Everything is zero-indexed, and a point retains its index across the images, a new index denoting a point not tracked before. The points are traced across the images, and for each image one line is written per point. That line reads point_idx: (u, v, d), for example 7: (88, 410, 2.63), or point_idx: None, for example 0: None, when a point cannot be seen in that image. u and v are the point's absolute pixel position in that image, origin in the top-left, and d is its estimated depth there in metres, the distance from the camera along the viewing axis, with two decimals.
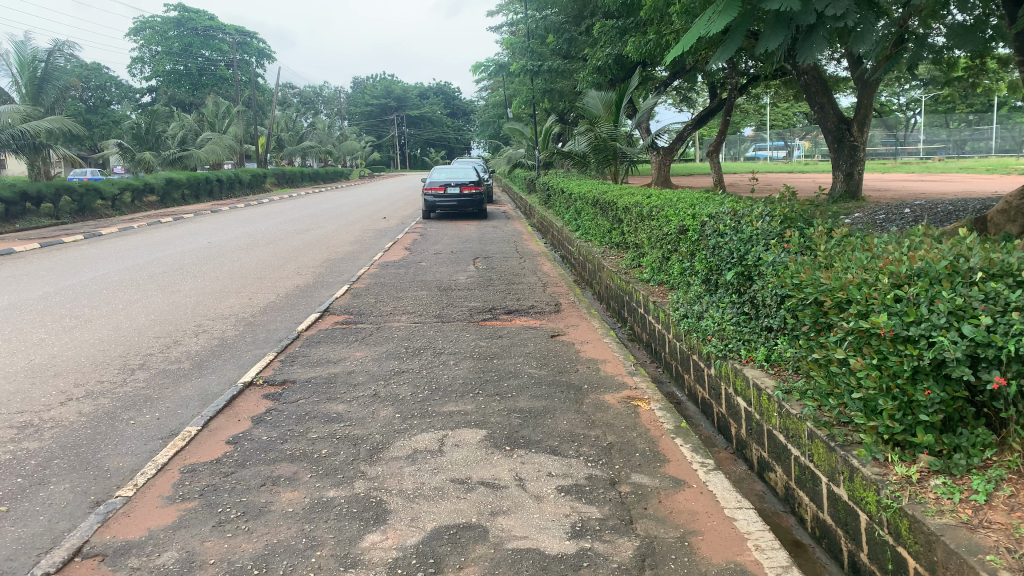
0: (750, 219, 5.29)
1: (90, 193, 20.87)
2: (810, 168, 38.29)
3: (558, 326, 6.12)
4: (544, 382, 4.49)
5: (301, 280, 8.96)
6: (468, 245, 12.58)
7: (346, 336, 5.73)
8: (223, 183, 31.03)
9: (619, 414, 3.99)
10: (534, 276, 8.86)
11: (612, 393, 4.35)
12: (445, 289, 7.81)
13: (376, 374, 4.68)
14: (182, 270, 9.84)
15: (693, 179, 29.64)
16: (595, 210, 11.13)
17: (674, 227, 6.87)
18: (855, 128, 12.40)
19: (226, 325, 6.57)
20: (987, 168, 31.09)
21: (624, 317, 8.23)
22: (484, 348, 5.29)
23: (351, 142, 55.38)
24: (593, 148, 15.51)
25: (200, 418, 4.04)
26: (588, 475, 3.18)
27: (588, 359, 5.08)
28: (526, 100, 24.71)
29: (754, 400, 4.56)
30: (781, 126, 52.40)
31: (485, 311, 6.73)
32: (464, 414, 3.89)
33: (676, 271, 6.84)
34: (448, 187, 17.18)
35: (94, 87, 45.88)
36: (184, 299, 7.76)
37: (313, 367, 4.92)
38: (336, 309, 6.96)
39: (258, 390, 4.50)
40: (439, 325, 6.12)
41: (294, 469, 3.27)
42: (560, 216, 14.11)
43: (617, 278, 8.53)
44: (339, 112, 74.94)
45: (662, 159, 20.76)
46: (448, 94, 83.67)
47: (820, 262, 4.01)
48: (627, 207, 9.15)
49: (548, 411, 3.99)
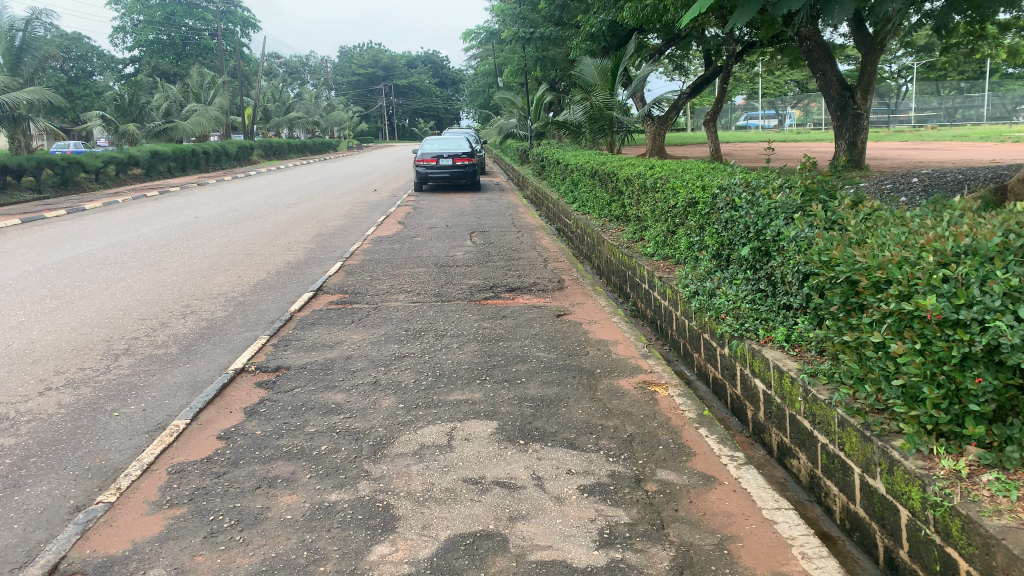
0: (767, 191, 5.02)
1: (73, 166, 20.37)
2: (802, 137, 37.93)
3: (563, 305, 5.86)
4: (553, 367, 4.24)
5: (293, 257, 8.64)
6: (462, 219, 12.28)
7: (342, 318, 5.45)
8: (209, 155, 30.48)
9: (637, 401, 3.75)
10: (533, 250, 8.60)
11: (626, 377, 4.11)
12: (442, 266, 7.53)
13: (375, 359, 4.42)
14: (167, 246, 9.50)
15: (686, 149, 29.25)
16: (593, 181, 10.83)
17: (681, 199, 6.59)
18: (859, 95, 12.07)
19: (215, 305, 6.28)
20: (980, 135, 30.90)
21: (626, 293, 7.99)
22: (487, 330, 5.03)
23: (339, 113, 54.63)
24: (589, 118, 15.21)
25: (189, 410, 3.78)
26: (611, 473, 2.94)
27: (596, 340, 4.82)
28: (518, 69, 24.21)
29: (774, 383, 4.32)
30: (773, 95, 51.84)
31: (485, 288, 6.47)
32: (472, 404, 3.64)
33: (684, 246, 6.59)
34: (440, 158, 16.85)
35: (75, 57, 44.98)
36: (171, 277, 7.45)
37: (307, 352, 4.65)
38: (329, 288, 6.67)
39: (251, 378, 4.24)
40: (438, 304, 5.85)
41: (292, 468, 3.01)
42: (556, 187, 13.80)
43: (618, 252, 8.27)
44: (326, 82, 73.93)
45: (656, 128, 20.40)
46: (435, 63, 82.48)
47: (851, 239, 3.74)
48: (629, 178, 8.86)
49: (560, 398, 3.74)
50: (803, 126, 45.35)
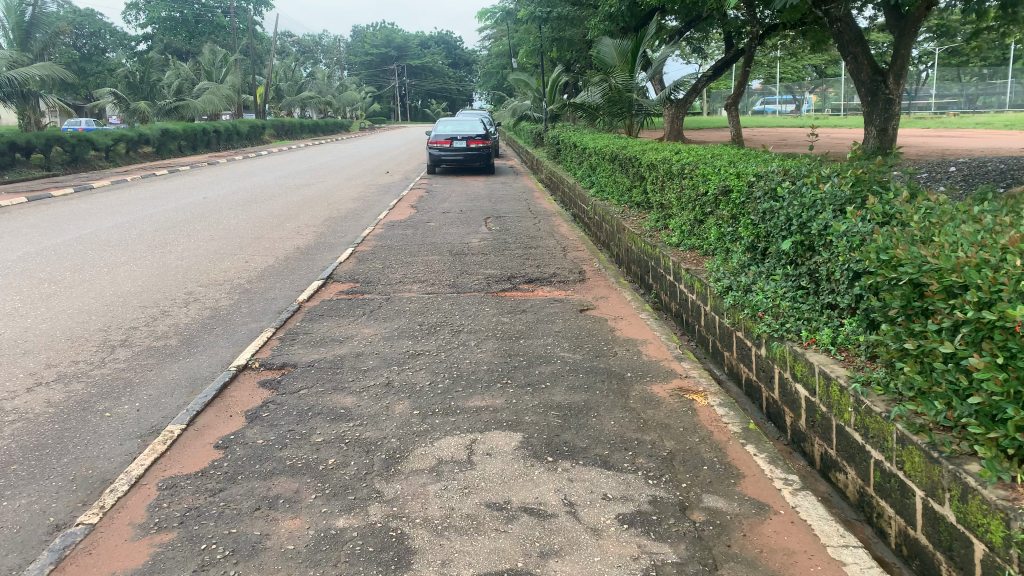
0: (812, 180, 4.66)
1: (82, 144, 20.11)
2: (819, 123, 37.19)
3: (586, 298, 5.53)
4: (580, 369, 3.91)
5: (303, 241, 8.33)
6: (478, 203, 11.93)
7: (353, 310, 5.13)
8: (220, 134, 30.18)
9: (675, 411, 3.42)
10: (551, 238, 8.27)
11: (660, 383, 3.78)
12: (457, 254, 7.20)
13: (387, 357, 4.10)
14: (173, 228, 9.21)
15: (703, 133, 28.72)
16: (613, 166, 10.46)
17: (712, 186, 6.23)
18: (891, 79, 11.60)
19: (219, 293, 5.98)
20: (1004, 123, 30.20)
21: (649, 284, 7.65)
22: (506, 326, 4.70)
23: (352, 93, 54.18)
24: (608, 100, 14.70)
25: (186, 413, 3.47)
26: (652, 499, 2.62)
27: (625, 339, 4.49)
28: (533, 50, 23.72)
29: (819, 391, 3.99)
30: (790, 80, 50.96)
31: (503, 279, 6.14)
32: (494, 412, 3.32)
33: (714, 236, 6.24)
34: (455, 140, 16.42)
35: (88, 34, 44.75)
36: (176, 262, 7.15)
37: (315, 347, 4.33)
38: (340, 276, 6.36)
39: (254, 376, 3.93)
40: (454, 296, 5.52)
41: (295, 487, 2.70)
42: (572, 172, 13.42)
43: (641, 241, 7.93)
44: (339, 62, 73.43)
45: (675, 112, 19.86)
46: (448, 43, 81.63)
47: (915, 237, 3.40)
48: (652, 163, 8.49)
49: (590, 406, 3.42)
50: (821, 112, 44.56)
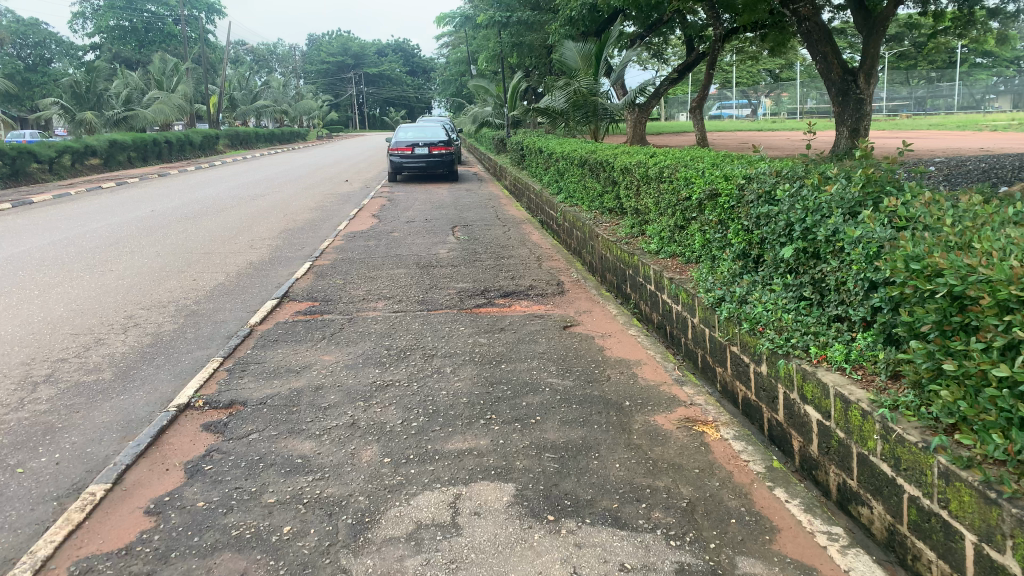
0: (813, 182, 4.28)
1: (23, 157, 19.12)
2: (776, 126, 37.31)
3: (568, 314, 5.09)
4: (572, 399, 3.45)
5: (255, 256, 7.77)
6: (443, 212, 11.45)
7: (311, 334, 4.61)
8: (172, 145, 29.19)
9: (686, 449, 2.99)
10: (524, 248, 7.82)
11: (663, 413, 3.34)
12: (424, 267, 6.71)
13: (352, 390, 3.60)
14: (115, 244, 8.55)
15: (665, 138, 28.54)
16: (582, 171, 10.06)
17: (697, 190, 5.83)
18: (862, 79, 11.41)
19: (163, 316, 5.41)
20: (957, 124, 30.61)
21: (626, 294, 7.23)
22: (484, 349, 4.22)
23: (308, 102, 53.26)
24: (573, 105, 14.24)
25: (112, 467, 2.91)
26: (678, 568, 2.17)
27: (616, 360, 4.05)
28: (493, 55, 23.31)
29: (836, 415, 3.56)
30: (745, 83, 51.26)
31: (475, 294, 5.66)
32: (479, 457, 2.86)
33: (700, 243, 5.85)
34: (416, 146, 15.89)
35: (32, 44, 43.24)
36: (116, 282, 6.55)
37: (268, 380, 3.81)
38: (296, 294, 5.82)
39: (197, 417, 3.39)
40: (423, 314, 5.03)
41: (242, 566, 2.20)
42: (538, 178, 13.01)
43: (616, 248, 7.51)
44: (295, 71, 72.30)
45: (638, 117, 19.59)
46: (405, 51, 80.80)
47: (949, 244, 3.00)
48: (626, 167, 8.10)
49: (589, 446, 2.96)
50: (777, 115, 44.79)
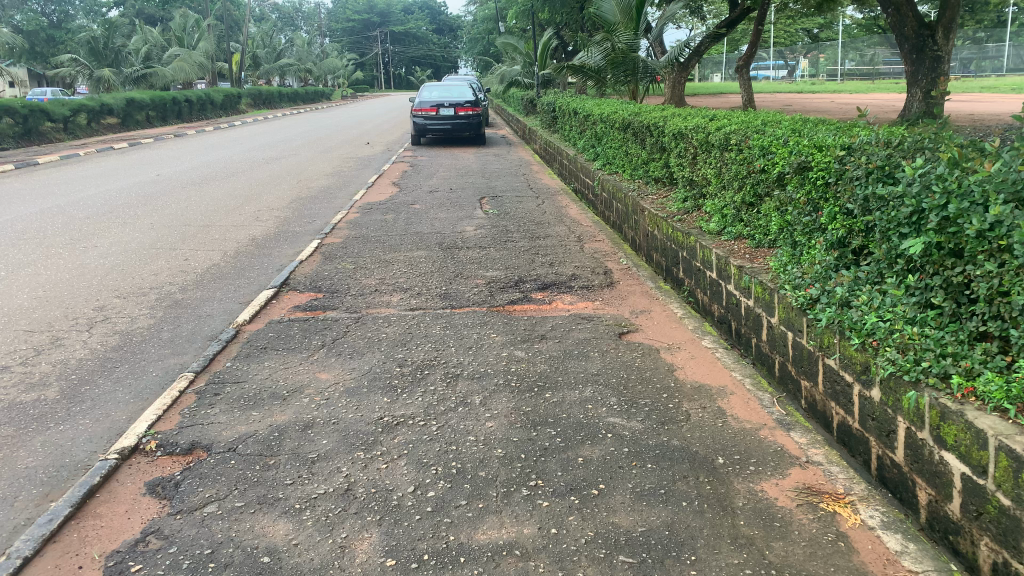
0: (952, 155, 3.23)
1: (35, 115, 18.36)
2: (815, 89, 35.48)
3: (621, 314, 4.18)
4: (645, 456, 2.54)
5: (260, 229, 6.92)
6: (469, 180, 10.52)
7: (308, 339, 3.74)
8: (193, 104, 28.32)
9: (817, 547, 2.08)
10: (561, 225, 6.89)
11: (772, 478, 2.45)
12: (448, 249, 5.80)
13: (351, 432, 2.73)
14: (107, 213, 7.71)
15: (702, 100, 27.17)
16: (623, 136, 9.05)
17: (776, 162, 4.88)
18: (940, 34, 10.17)
19: (141, 308, 4.58)
20: (1010, 87, 28.70)
21: (679, 278, 6.29)
22: (523, 368, 3.31)
23: (332, 61, 52.10)
24: (611, 63, 13.06)
25: (2, 563, 2.05)
26: None
27: (694, 389, 3.14)
28: (522, 11, 22.01)
29: (997, 473, 2.25)
30: (782, 44, 49.01)
31: (507, 285, 4.76)
32: (523, 561, 1.98)
33: (779, 226, 4.93)
34: (441, 107, 14.88)
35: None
36: (96, 261, 5.73)
37: (247, 411, 2.94)
38: (298, 282, 4.95)
39: (143, 470, 2.54)
40: (445, 313, 4.15)
41: None
42: (572, 142, 11.98)
43: (666, 225, 6.55)
44: (320, 29, 70.98)
45: (677, 77, 18.34)
46: (432, 8, 78.73)
47: None
48: (679, 132, 7.10)
49: (680, 542, 2.07)
50: (816, 77, 42.64)
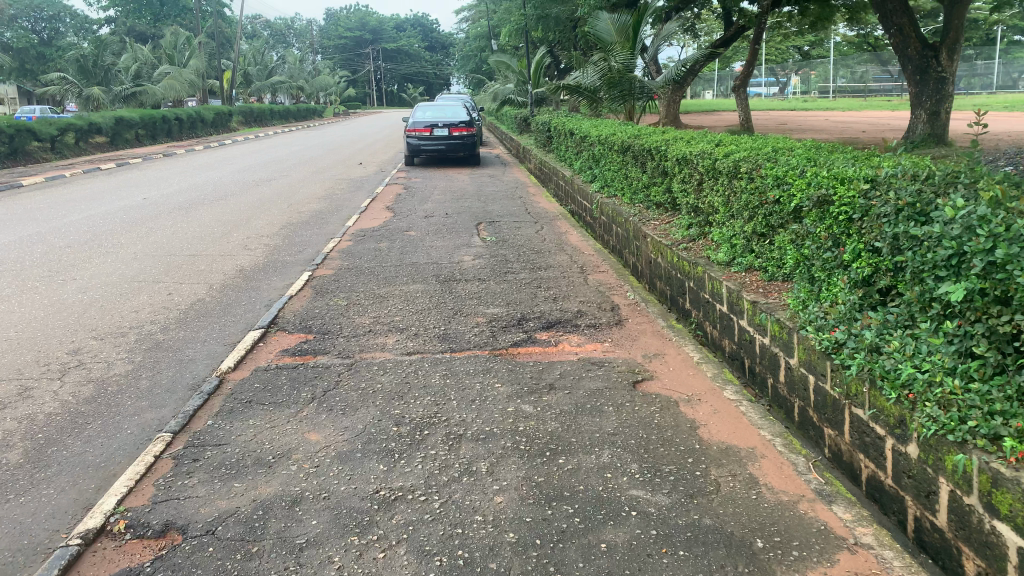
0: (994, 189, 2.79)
1: (22, 135, 18.06)
2: (807, 106, 35.54)
3: (633, 360, 3.88)
4: (676, 540, 2.26)
5: (247, 259, 6.64)
6: (464, 203, 10.27)
7: (297, 392, 3.45)
8: (183, 122, 28.06)
9: None
10: (562, 253, 6.64)
11: (820, 566, 2.17)
12: (445, 282, 5.52)
13: (344, 509, 2.44)
14: (87, 242, 7.42)
15: (696, 118, 27.10)
16: (622, 158, 8.80)
17: (794, 195, 4.59)
18: (944, 55, 10.05)
19: (119, 351, 4.28)
20: (1002, 104, 28.72)
21: (685, 309, 6.02)
22: (532, 427, 3.02)
23: (324, 78, 52.01)
24: (607, 83, 12.81)
25: None
26: None
27: (721, 452, 2.87)
28: (515, 30, 21.89)
29: None
30: (773, 61, 49.20)
31: (509, 324, 4.48)
32: None
33: (795, 260, 4.59)
34: (435, 127, 14.65)
35: (47, 17, 42.19)
36: (74, 295, 5.43)
37: (228, 481, 2.65)
38: (287, 321, 4.66)
39: (108, 559, 2.24)
40: (444, 358, 3.86)
41: None
42: (568, 163, 11.74)
43: (671, 254, 6.28)
44: (313, 46, 71.00)
45: (672, 96, 18.20)
46: (423, 25, 78.83)
47: None
48: (683, 157, 6.85)
49: None
50: (805, 93, 42.67)
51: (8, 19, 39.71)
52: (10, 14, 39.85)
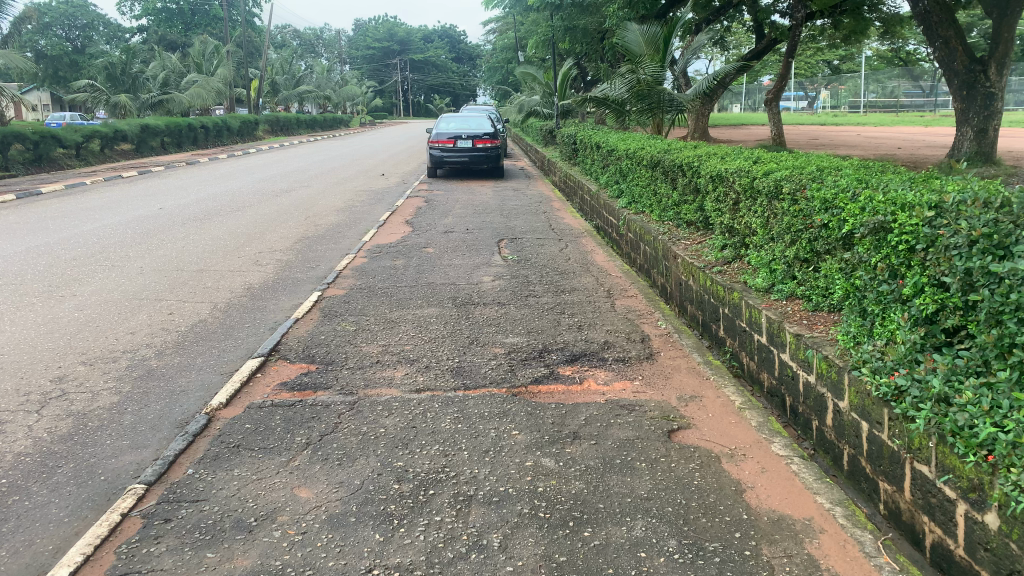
0: None
1: (46, 141, 17.98)
2: (839, 120, 34.96)
3: (666, 404, 3.47)
4: None
5: (256, 276, 6.33)
6: (486, 218, 9.95)
7: (291, 436, 3.08)
8: (209, 130, 28.06)
9: None
10: (587, 275, 6.25)
11: None
12: (462, 306, 5.16)
13: None
14: (94, 254, 7.15)
15: (725, 132, 26.65)
16: (650, 173, 8.41)
17: (843, 219, 4.15)
18: (993, 69, 9.58)
19: (106, 379, 3.94)
20: None
21: (718, 337, 5.62)
22: (554, 488, 2.63)
23: (351, 88, 52.13)
24: (635, 95, 12.42)
25: None
26: None
27: (773, 524, 2.47)
28: (541, 42, 21.60)
29: None
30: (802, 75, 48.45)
31: (530, 357, 4.10)
32: None
33: (844, 290, 4.13)
34: (458, 139, 14.33)
35: (80, 26, 42.55)
36: (70, 314, 5.13)
37: (197, 551, 2.29)
38: (290, 348, 4.31)
39: None
40: (456, 398, 3.48)
41: None
42: (593, 176, 11.38)
43: (703, 277, 5.88)
44: (341, 57, 71.40)
45: (701, 109, 17.75)
46: (451, 36, 79.12)
47: None
48: (717, 175, 6.45)
49: None
50: (836, 108, 42.14)
51: (42, 27, 40.06)
52: (44, 22, 40.19)
